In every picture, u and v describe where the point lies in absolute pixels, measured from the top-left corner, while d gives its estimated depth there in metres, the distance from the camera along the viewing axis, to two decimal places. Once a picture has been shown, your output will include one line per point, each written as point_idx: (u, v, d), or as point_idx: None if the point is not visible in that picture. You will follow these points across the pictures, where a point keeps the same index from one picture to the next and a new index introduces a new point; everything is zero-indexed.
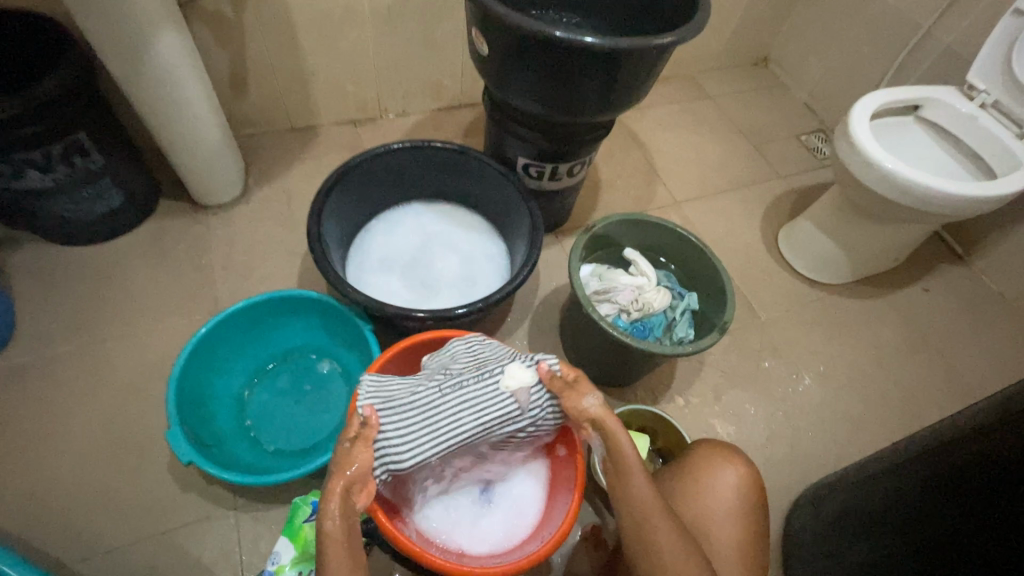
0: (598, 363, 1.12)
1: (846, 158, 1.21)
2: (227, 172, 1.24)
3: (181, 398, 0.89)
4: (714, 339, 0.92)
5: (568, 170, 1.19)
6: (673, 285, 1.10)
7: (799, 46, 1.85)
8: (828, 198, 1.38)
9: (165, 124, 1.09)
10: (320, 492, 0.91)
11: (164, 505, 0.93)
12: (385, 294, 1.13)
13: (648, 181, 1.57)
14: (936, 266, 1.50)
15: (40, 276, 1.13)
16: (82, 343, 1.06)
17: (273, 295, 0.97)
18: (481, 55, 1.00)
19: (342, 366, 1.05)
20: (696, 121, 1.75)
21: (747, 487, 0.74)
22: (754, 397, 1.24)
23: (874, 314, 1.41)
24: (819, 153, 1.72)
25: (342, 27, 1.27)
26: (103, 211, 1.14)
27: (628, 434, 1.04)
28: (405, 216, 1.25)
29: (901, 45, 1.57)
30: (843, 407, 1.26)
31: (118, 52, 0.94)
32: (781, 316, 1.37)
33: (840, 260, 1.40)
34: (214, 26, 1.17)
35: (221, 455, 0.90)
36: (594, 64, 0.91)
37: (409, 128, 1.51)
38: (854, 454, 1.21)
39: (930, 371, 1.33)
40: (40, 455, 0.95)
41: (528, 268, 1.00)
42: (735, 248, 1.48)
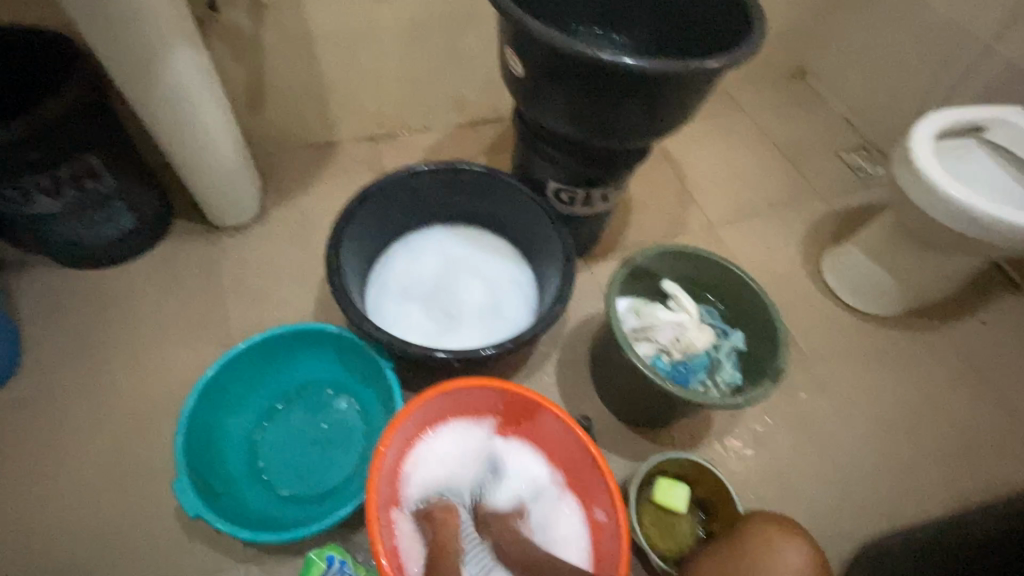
0: (632, 404, 1.04)
1: (904, 184, 1.12)
2: (243, 193, 1.18)
3: (190, 443, 0.83)
4: (768, 389, 0.84)
5: (601, 196, 1.12)
6: (716, 322, 1.02)
7: (840, 58, 1.76)
8: (879, 224, 1.29)
9: (179, 145, 1.04)
10: (336, 545, 0.85)
11: (171, 555, 0.87)
12: (406, 325, 1.07)
13: (681, 201, 1.49)
14: (994, 296, 1.40)
15: (50, 302, 1.09)
16: (90, 375, 1.01)
17: (289, 330, 0.91)
18: (514, 75, 0.94)
19: (360, 404, 0.99)
20: (731, 136, 1.67)
21: (813, 573, 0.66)
22: (799, 440, 1.15)
23: (926, 349, 1.31)
24: (863, 171, 1.63)
25: (364, 41, 1.21)
26: (114, 234, 1.09)
27: (665, 483, 0.97)
28: (427, 240, 1.18)
29: (955, 59, 1.47)
30: (895, 451, 1.17)
31: (130, 72, 0.89)
32: (826, 350, 1.28)
33: (891, 290, 1.31)
34: (232, 41, 1.12)
35: (231, 504, 0.84)
36: (639, 89, 0.83)
37: (431, 144, 1.44)
38: (910, 505, 1.11)
39: (990, 413, 1.23)
40: (44, 496, 0.90)
41: (560, 304, 0.93)
42: (775, 275, 1.39)
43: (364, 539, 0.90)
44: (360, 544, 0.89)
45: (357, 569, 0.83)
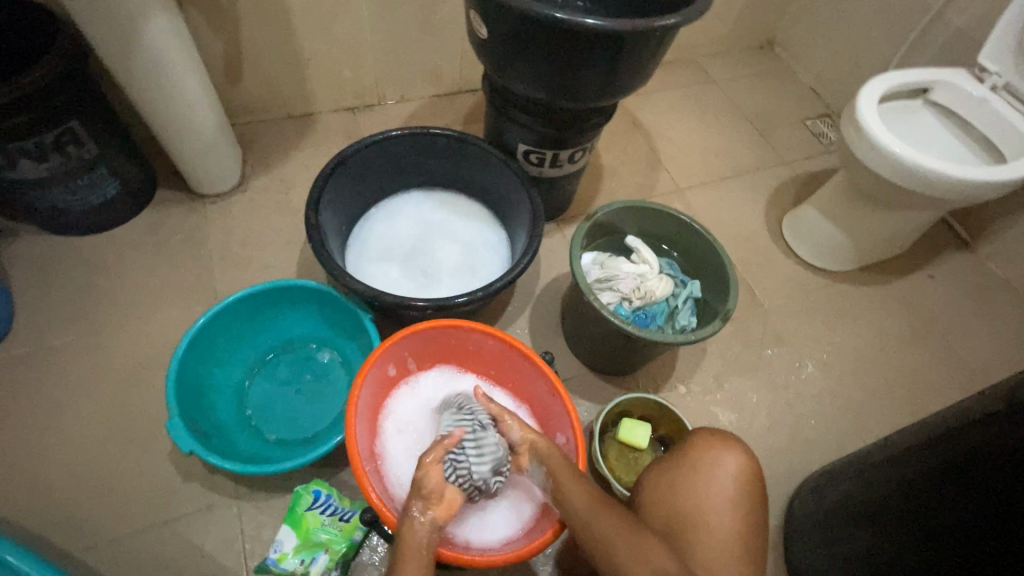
0: (599, 352, 1.11)
1: (853, 144, 1.19)
2: (224, 160, 1.22)
3: (181, 389, 0.89)
4: (717, 327, 0.91)
5: (569, 157, 1.17)
6: (676, 273, 1.09)
7: (805, 28, 1.81)
8: (834, 183, 1.36)
9: (159, 113, 1.07)
10: (322, 481, 0.91)
11: (166, 495, 0.93)
12: (385, 283, 1.12)
13: (651, 168, 1.55)
14: (942, 253, 1.49)
15: (38, 267, 1.13)
16: (82, 334, 1.06)
17: (272, 285, 0.96)
18: (480, 38, 0.98)
19: (342, 357, 1.05)
20: (699, 106, 1.72)
21: (748, 476, 0.74)
22: (756, 385, 1.23)
23: (878, 302, 1.39)
24: (825, 138, 1.70)
25: (339, 12, 1.24)
26: (99, 200, 1.13)
27: (628, 422, 1.04)
28: (404, 204, 1.23)
29: (911, 27, 1.53)
30: (845, 394, 1.25)
31: (111, 39, 0.93)
32: (785, 304, 1.36)
33: (845, 247, 1.38)
34: (209, 11, 1.15)
35: (221, 445, 0.90)
36: (595, 47, 0.88)
37: (407, 115, 1.49)
38: (858, 442, 1.20)
39: (934, 358, 1.32)
40: (44, 445, 0.95)
41: (528, 257, 0.98)
42: (739, 235, 1.46)
43: (349, 478, 0.97)
44: (345, 482, 0.96)
45: (342, 502, 0.89)
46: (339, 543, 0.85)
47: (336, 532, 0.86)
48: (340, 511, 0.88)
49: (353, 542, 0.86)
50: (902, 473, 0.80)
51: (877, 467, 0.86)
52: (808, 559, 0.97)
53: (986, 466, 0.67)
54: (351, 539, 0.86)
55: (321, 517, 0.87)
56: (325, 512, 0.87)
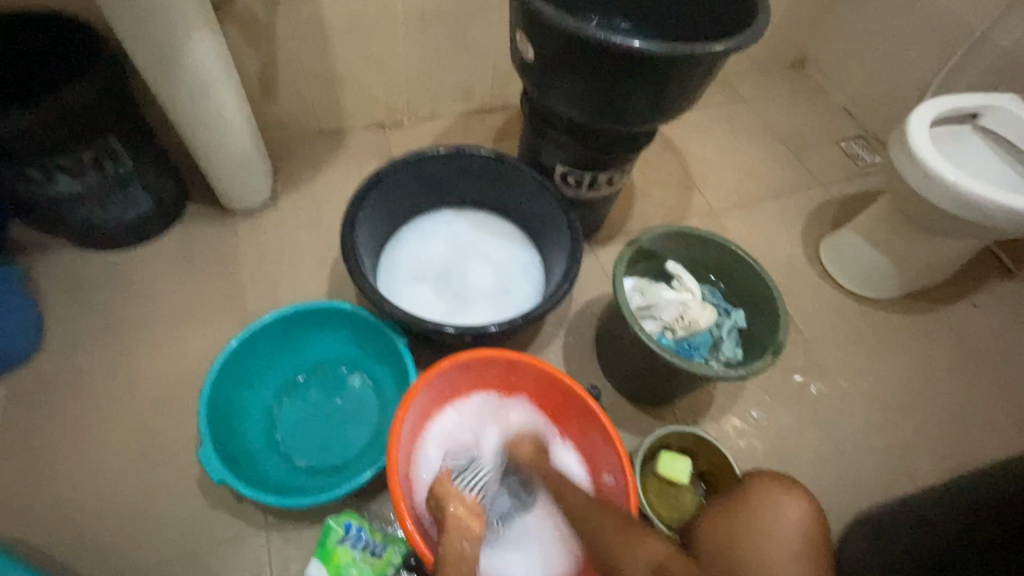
0: (638, 382, 1.08)
1: (903, 169, 1.15)
2: (256, 177, 1.21)
3: (212, 414, 0.86)
4: (769, 361, 0.87)
5: (607, 179, 1.15)
6: (719, 301, 1.06)
7: (839, 48, 1.78)
8: (877, 209, 1.32)
9: (196, 130, 1.06)
10: (352, 511, 0.88)
11: (193, 522, 0.90)
12: (417, 306, 1.10)
13: (684, 189, 1.52)
14: (987, 280, 1.43)
15: (70, 283, 1.12)
16: (112, 353, 1.04)
17: (306, 307, 0.94)
18: (524, 59, 0.96)
19: (373, 381, 1.02)
20: (732, 126, 1.69)
21: (813, 526, 0.70)
22: (798, 418, 1.19)
23: (922, 331, 1.34)
24: (861, 160, 1.66)
25: (374, 28, 1.23)
26: (132, 216, 1.12)
27: (667, 456, 1.00)
28: (436, 224, 1.21)
29: (953, 49, 1.49)
30: (891, 428, 1.20)
31: (154, 57, 0.92)
32: (825, 332, 1.31)
33: (889, 275, 1.34)
34: (247, 28, 1.15)
35: (251, 473, 0.87)
36: (647, 71, 0.86)
37: (438, 132, 1.47)
38: (905, 480, 1.15)
39: (983, 392, 1.27)
40: (71, 468, 0.93)
41: (568, 283, 0.95)
42: (775, 260, 1.42)
43: (381, 509, 0.94)
44: (377, 514, 0.93)
45: (373, 536, 0.86)
46: None
47: (368, 567, 0.83)
48: (371, 545, 0.85)
49: None
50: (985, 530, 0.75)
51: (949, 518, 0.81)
52: None
53: None
54: (383, 575, 0.83)
55: (353, 551, 0.84)
56: (356, 545, 0.84)
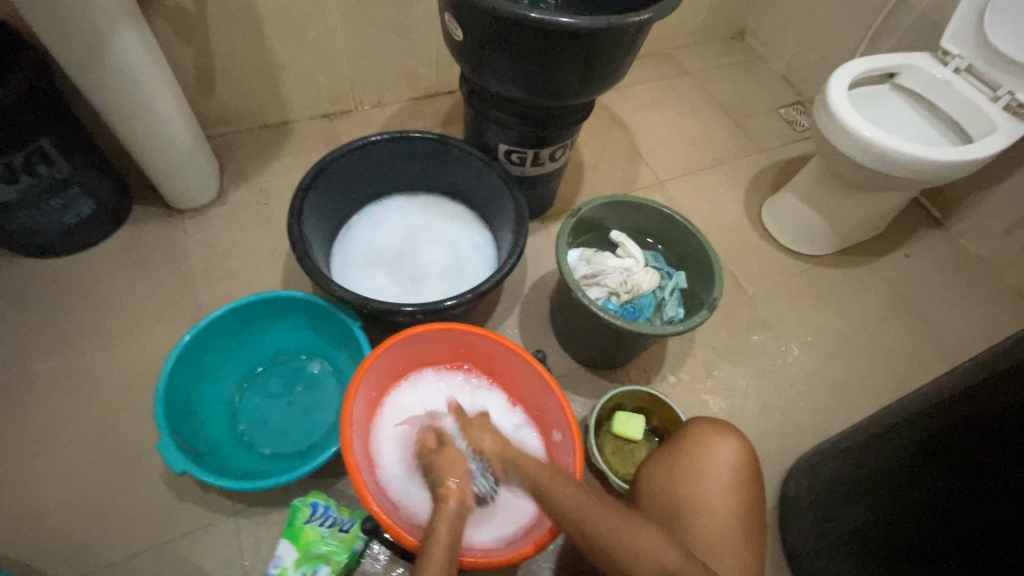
0: (590, 349, 1.13)
1: (826, 130, 1.22)
2: (201, 174, 1.20)
3: (170, 408, 0.87)
4: (705, 316, 0.92)
5: (550, 155, 1.18)
6: (661, 265, 1.10)
7: (774, 18, 1.84)
8: (809, 169, 1.39)
9: (132, 128, 1.05)
10: (320, 492, 0.91)
11: (161, 515, 0.92)
12: (372, 290, 1.12)
13: (631, 162, 1.56)
14: (917, 231, 1.53)
15: (14, 291, 1.10)
16: (63, 358, 1.04)
17: (258, 298, 0.95)
18: (455, 39, 0.98)
19: (332, 366, 1.04)
20: (675, 98, 1.74)
21: (743, 461, 0.75)
22: (745, 371, 1.26)
23: (858, 282, 1.43)
24: (799, 125, 1.73)
25: (310, 18, 1.23)
26: (74, 220, 1.10)
27: (623, 416, 1.05)
28: (387, 210, 1.23)
29: (875, 13, 1.56)
30: (831, 374, 1.29)
31: (78, 56, 0.91)
32: (769, 290, 1.39)
33: (824, 231, 1.41)
34: (177, 22, 1.13)
35: (215, 462, 0.89)
36: (572, 44, 0.89)
37: (385, 119, 1.48)
38: (846, 420, 1.23)
39: (913, 334, 1.36)
40: (30, 473, 0.93)
41: (515, 256, 0.98)
42: (720, 224, 1.49)
43: (347, 487, 0.97)
44: (344, 492, 0.96)
45: (341, 513, 0.88)
46: (340, 554, 0.85)
47: (337, 543, 0.85)
48: (340, 522, 0.87)
49: (354, 553, 0.85)
50: (891, 451, 0.82)
51: (867, 445, 0.88)
52: (806, 538, 0.99)
53: (971, 444, 0.69)
54: (352, 549, 0.85)
55: (321, 529, 0.86)
56: (324, 523, 0.87)
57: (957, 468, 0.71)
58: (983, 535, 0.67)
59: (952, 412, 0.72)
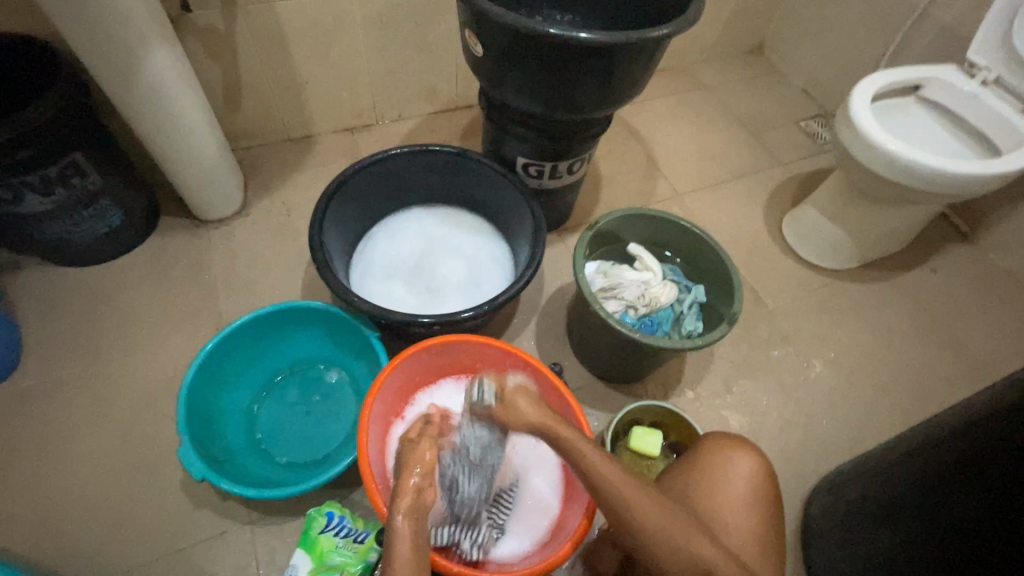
0: (607, 362, 1.12)
1: (848, 143, 1.20)
2: (226, 186, 1.23)
3: (191, 415, 0.89)
4: (724, 330, 0.91)
5: (567, 168, 1.18)
6: (680, 278, 1.09)
7: (794, 32, 1.83)
8: (831, 182, 1.37)
9: (161, 143, 1.08)
10: (334, 503, 0.91)
11: (179, 522, 0.93)
12: (389, 301, 1.13)
13: (648, 175, 1.56)
14: (944, 246, 1.49)
15: (46, 298, 1.13)
16: (90, 364, 1.06)
17: (278, 308, 0.96)
18: (475, 55, 1.00)
19: (350, 376, 1.05)
20: (693, 112, 1.74)
21: (761, 477, 0.74)
22: (766, 388, 1.23)
23: (882, 298, 1.39)
24: (820, 138, 1.71)
25: (334, 35, 1.26)
26: (104, 230, 1.14)
27: (640, 431, 1.02)
28: (406, 222, 1.24)
29: (898, 26, 1.55)
30: (855, 392, 1.25)
31: (112, 74, 0.94)
32: (790, 305, 1.36)
33: (846, 245, 1.39)
34: (207, 40, 1.17)
35: (233, 469, 0.90)
36: (591, 59, 0.89)
37: (405, 133, 1.50)
38: (871, 440, 1.20)
39: (942, 352, 1.32)
40: (54, 477, 0.95)
41: (532, 268, 0.98)
42: (739, 238, 1.47)
43: (362, 498, 0.96)
44: (359, 502, 0.96)
45: (356, 524, 0.88)
46: (354, 565, 0.83)
47: (351, 554, 0.84)
48: (354, 532, 0.87)
49: (368, 564, 0.83)
50: (921, 473, 0.79)
51: (895, 466, 0.85)
52: (829, 561, 0.96)
53: (1002, 468, 0.66)
54: (366, 560, 0.83)
55: (335, 539, 0.86)
56: (338, 534, 0.87)
57: (993, 494, 0.67)
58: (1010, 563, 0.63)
59: (984, 435, 0.70)
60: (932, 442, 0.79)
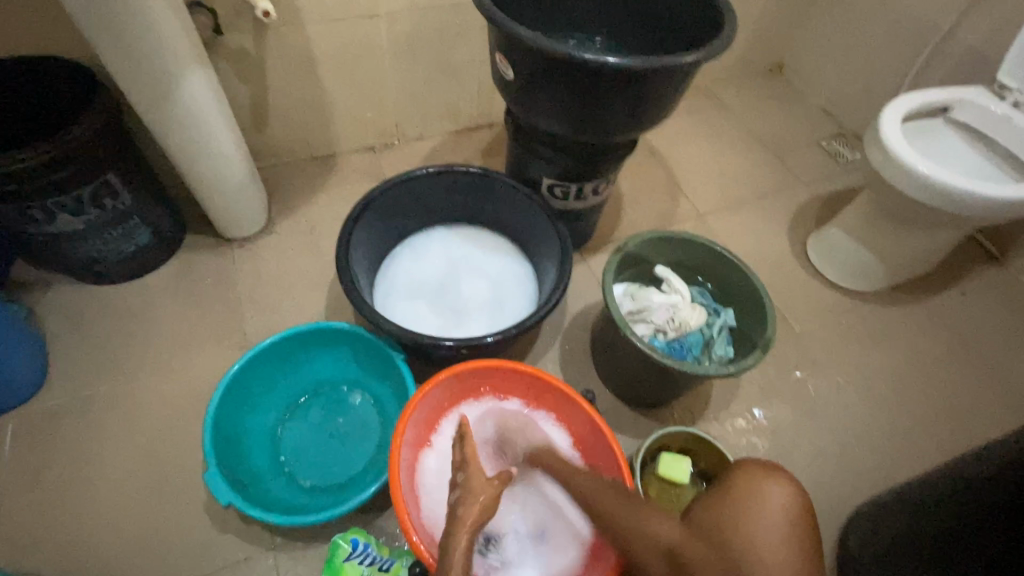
0: (634, 386, 1.10)
1: (878, 165, 1.19)
2: (252, 205, 1.24)
3: (217, 438, 0.88)
4: (758, 357, 0.89)
5: (593, 189, 1.18)
6: (708, 301, 1.08)
7: (814, 51, 1.83)
8: (858, 204, 1.35)
9: (192, 163, 1.09)
10: (359, 529, 0.89)
11: (202, 546, 0.91)
12: (414, 322, 1.12)
13: (670, 194, 1.55)
14: (973, 268, 1.46)
15: (73, 317, 1.14)
16: (116, 383, 1.06)
17: (305, 329, 0.96)
18: (504, 78, 1.00)
19: (374, 398, 1.04)
20: (714, 131, 1.73)
21: (796, 509, 0.72)
22: (795, 414, 1.20)
23: (912, 321, 1.37)
24: (842, 158, 1.70)
25: (361, 57, 1.28)
26: (132, 249, 1.14)
27: (669, 457, 1.01)
28: (429, 241, 1.24)
29: (922, 47, 1.54)
30: (887, 419, 1.22)
31: (149, 96, 0.96)
32: (818, 328, 1.34)
33: (874, 267, 1.36)
34: (237, 62, 1.19)
35: (258, 494, 0.88)
36: (623, 83, 0.89)
37: (427, 152, 1.51)
38: (905, 468, 1.16)
39: (975, 377, 1.29)
40: (79, 498, 0.95)
41: (560, 291, 0.97)
42: (763, 259, 1.45)
43: (387, 524, 0.95)
44: (384, 529, 0.94)
45: (380, 552, 0.87)
46: None
47: None
48: (379, 560, 0.86)
49: None
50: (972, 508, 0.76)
51: (940, 500, 0.82)
52: None
53: None
54: None
55: (360, 567, 0.84)
56: (364, 562, 0.85)
57: None
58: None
59: None
60: (978, 477, 0.77)
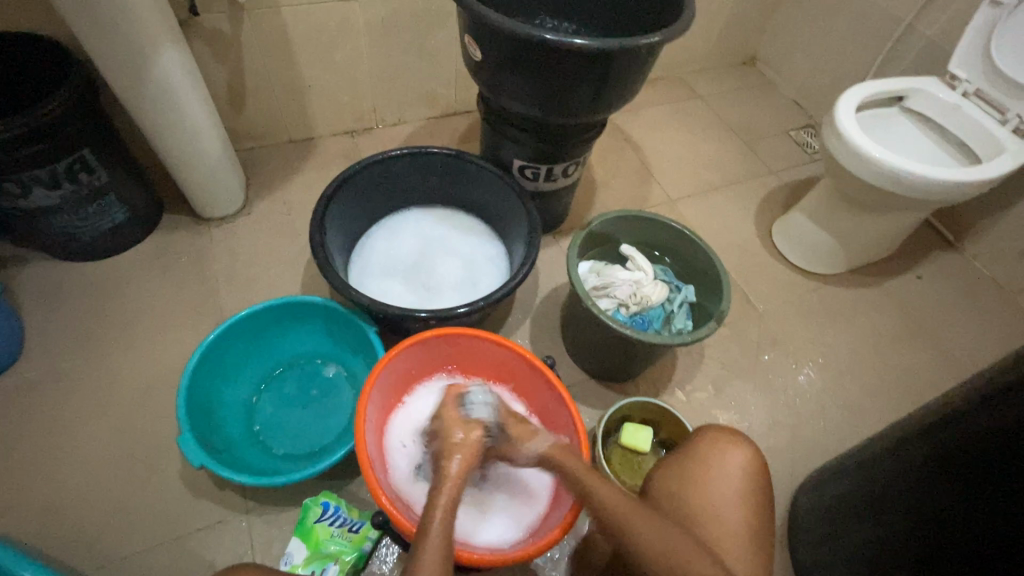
0: (599, 360, 1.14)
1: (835, 150, 1.24)
2: (229, 185, 1.26)
3: (191, 405, 0.90)
4: (713, 327, 0.94)
5: (562, 171, 1.22)
6: (670, 278, 1.13)
7: (785, 44, 1.89)
8: (819, 189, 1.41)
9: (168, 141, 1.11)
10: (331, 492, 0.92)
11: (177, 511, 0.94)
12: (387, 298, 1.15)
13: (642, 180, 1.60)
14: (929, 253, 1.53)
15: (49, 292, 1.16)
16: (92, 356, 1.08)
17: (279, 302, 0.99)
18: (474, 59, 1.03)
19: (347, 370, 1.07)
20: (687, 120, 1.78)
21: (754, 470, 0.76)
22: (754, 388, 1.26)
23: (869, 302, 1.43)
24: (810, 147, 1.75)
25: (337, 40, 1.30)
26: (108, 225, 1.16)
27: (631, 427, 1.06)
28: (404, 222, 1.27)
29: (884, 40, 1.60)
30: (842, 394, 1.28)
31: (123, 72, 0.97)
32: (779, 308, 1.39)
33: (834, 251, 1.42)
34: (214, 43, 1.20)
35: (231, 459, 0.91)
36: (586, 64, 0.93)
37: (404, 136, 1.54)
38: (857, 440, 1.22)
39: (927, 356, 1.35)
40: (54, 465, 0.97)
41: (527, 266, 1.01)
42: (730, 242, 1.50)
43: (357, 489, 0.98)
44: (354, 493, 0.98)
45: (350, 514, 0.90)
46: (348, 554, 0.86)
47: (346, 543, 0.87)
48: (349, 522, 0.89)
49: (362, 553, 0.87)
50: (899, 466, 0.81)
51: (876, 461, 0.87)
52: (814, 555, 0.98)
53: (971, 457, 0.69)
54: (361, 549, 0.87)
55: (331, 528, 0.87)
56: (334, 523, 0.88)
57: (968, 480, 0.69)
58: (994, 556, 0.65)
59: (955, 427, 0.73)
60: (906, 438, 0.82)
